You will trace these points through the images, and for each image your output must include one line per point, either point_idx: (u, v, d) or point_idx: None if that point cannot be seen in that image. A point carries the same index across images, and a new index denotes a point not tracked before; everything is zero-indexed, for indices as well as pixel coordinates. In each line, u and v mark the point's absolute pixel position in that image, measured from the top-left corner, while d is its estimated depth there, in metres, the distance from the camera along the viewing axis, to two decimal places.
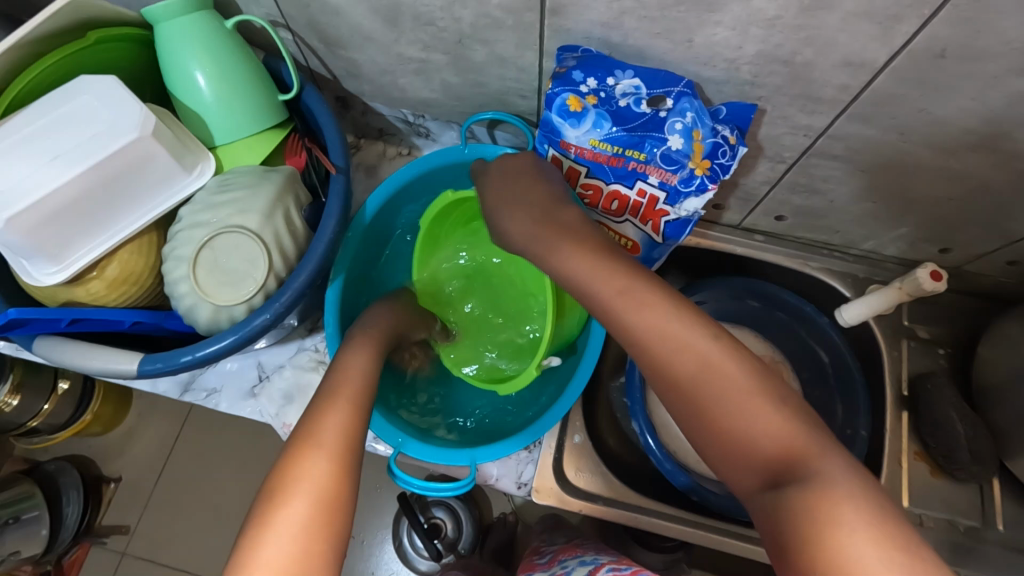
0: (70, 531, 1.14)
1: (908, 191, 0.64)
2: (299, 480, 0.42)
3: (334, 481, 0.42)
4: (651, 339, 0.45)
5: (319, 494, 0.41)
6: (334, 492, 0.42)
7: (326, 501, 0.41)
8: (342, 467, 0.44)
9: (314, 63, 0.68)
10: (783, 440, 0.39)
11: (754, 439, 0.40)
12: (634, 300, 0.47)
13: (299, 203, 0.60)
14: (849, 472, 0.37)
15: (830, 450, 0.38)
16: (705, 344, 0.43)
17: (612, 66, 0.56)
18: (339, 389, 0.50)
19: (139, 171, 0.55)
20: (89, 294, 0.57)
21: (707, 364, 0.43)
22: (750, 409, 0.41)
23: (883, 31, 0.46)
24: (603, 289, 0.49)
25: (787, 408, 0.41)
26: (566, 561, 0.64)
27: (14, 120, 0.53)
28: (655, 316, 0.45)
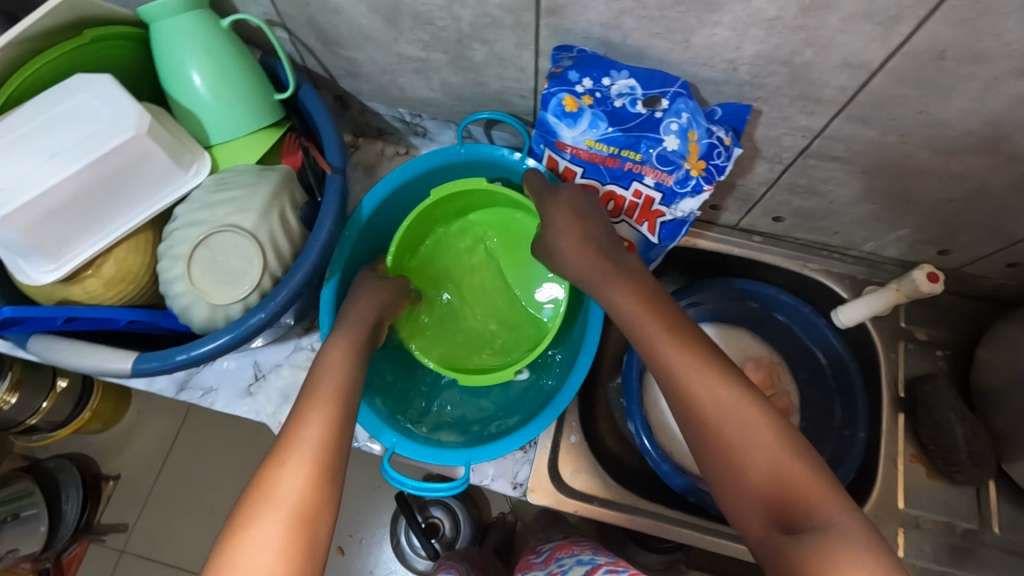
0: (69, 528, 1.14)
1: (908, 193, 0.64)
2: (272, 501, 0.43)
3: (307, 497, 0.44)
4: (678, 376, 0.49)
5: (291, 514, 0.43)
6: (308, 513, 0.43)
7: (300, 523, 0.43)
8: (317, 487, 0.44)
9: (311, 62, 0.68)
10: (799, 487, 0.43)
11: (771, 484, 0.44)
12: (662, 339, 0.51)
13: (294, 202, 0.60)
14: (856, 524, 0.41)
15: (840, 502, 0.42)
16: (728, 392, 0.47)
17: (607, 67, 0.56)
18: (318, 399, 0.50)
19: (136, 170, 0.55)
20: (85, 292, 0.57)
21: (730, 410, 0.46)
22: (769, 457, 0.44)
23: (883, 31, 0.45)
24: (635, 325, 0.53)
25: (795, 448, 0.45)
26: (563, 559, 0.64)
27: (11, 118, 0.52)
28: (686, 359, 0.49)
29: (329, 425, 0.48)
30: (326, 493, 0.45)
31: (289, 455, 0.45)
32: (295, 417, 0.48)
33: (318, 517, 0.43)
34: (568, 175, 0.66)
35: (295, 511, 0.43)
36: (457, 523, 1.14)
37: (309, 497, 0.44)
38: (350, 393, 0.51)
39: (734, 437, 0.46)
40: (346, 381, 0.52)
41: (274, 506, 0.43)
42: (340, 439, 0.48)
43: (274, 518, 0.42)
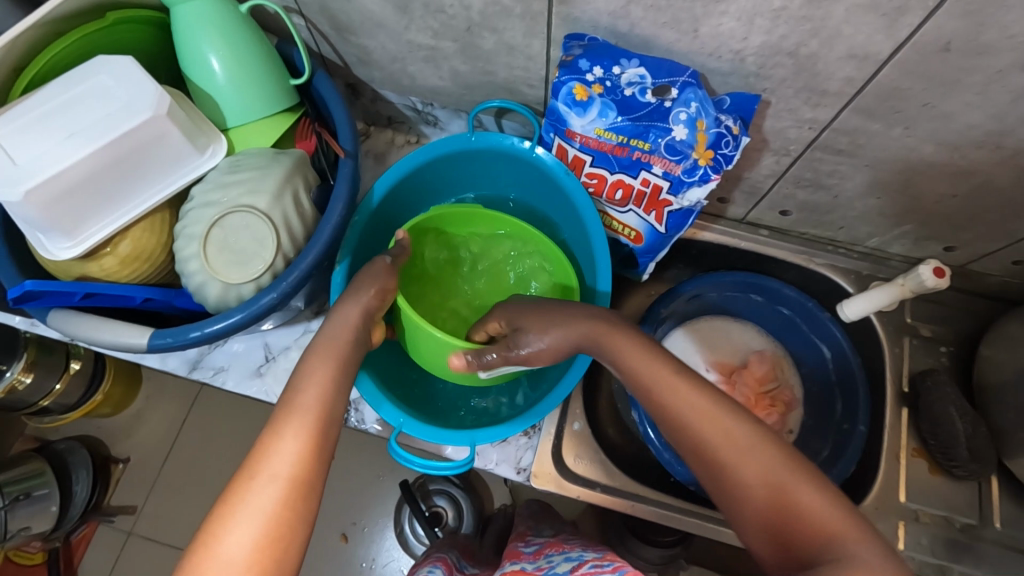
0: (79, 509, 1.16)
1: (914, 188, 0.64)
2: (241, 511, 0.43)
3: (282, 512, 0.43)
4: (688, 421, 0.47)
5: (262, 531, 0.42)
6: (280, 529, 0.43)
7: (272, 538, 0.42)
8: (290, 505, 0.44)
9: (325, 48, 0.69)
10: (818, 520, 0.42)
11: (782, 517, 0.43)
12: (679, 387, 0.49)
13: (308, 185, 0.61)
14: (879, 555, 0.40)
15: (859, 530, 0.42)
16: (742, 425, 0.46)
17: (618, 55, 0.56)
18: (302, 408, 0.48)
19: (153, 150, 0.56)
20: (102, 270, 0.58)
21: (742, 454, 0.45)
22: (781, 494, 0.44)
23: (888, 23, 0.46)
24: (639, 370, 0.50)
25: (821, 492, 0.43)
26: (552, 557, 0.64)
27: (35, 96, 0.54)
28: (686, 396, 0.48)
29: (306, 441, 0.46)
30: (298, 511, 0.44)
31: (261, 469, 0.44)
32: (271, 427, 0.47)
33: (288, 536, 0.43)
34: (576, 163, 0.67)
35: (266, 530, 0.42)
36: (460, 512, 1.15)
37: (281, 514, 0.43)
38: (332, 405, 0.49)
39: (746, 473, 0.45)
40: (328, 396, 0.49)
41: (242, 519, 0.42)
42: (320, 455, 0.46)
43: (242, 534, 0.42)
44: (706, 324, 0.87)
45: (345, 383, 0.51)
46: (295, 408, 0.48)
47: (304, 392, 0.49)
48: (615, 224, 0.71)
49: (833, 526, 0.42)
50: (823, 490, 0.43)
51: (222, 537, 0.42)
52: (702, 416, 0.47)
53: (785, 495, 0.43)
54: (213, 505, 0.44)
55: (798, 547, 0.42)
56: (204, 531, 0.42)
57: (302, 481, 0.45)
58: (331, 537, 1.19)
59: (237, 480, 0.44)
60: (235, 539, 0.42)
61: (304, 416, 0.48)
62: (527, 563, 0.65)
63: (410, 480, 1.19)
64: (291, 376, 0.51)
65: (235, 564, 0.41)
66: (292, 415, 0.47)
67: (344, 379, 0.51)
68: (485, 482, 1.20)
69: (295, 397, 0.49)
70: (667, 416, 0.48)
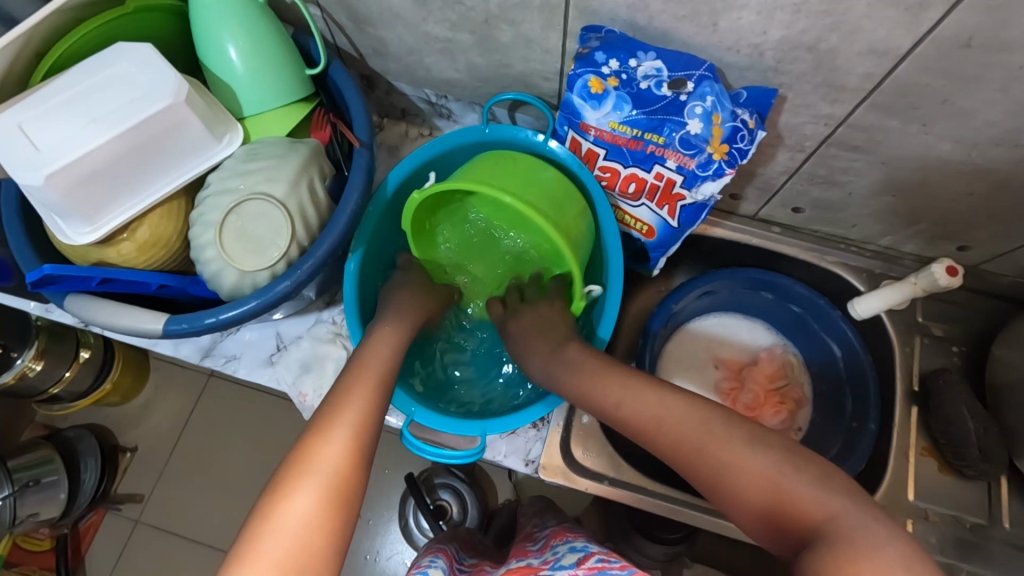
0: (87, 496, 1.17)
1: (929, 186, 0.64)
2: (308, 469, 0.45)
3: (345, 471, 0.45)
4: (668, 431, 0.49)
5: (326, 487, 0.44)
6: (342, 487, 0.45)
7: (335, 494, 0.44)
8: (353, 465, 0.46)
9: (341, 40, 0.69)
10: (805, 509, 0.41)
11: (774, 508, 0.42)
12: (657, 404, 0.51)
13: (323, 175, 0.62)
14: (879, 528, 0.39)
15: (856, 511, 0.40)
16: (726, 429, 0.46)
17: (634, 48, 0.56)
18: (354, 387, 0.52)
19: (172, 137, 0.57)
20: (119, 256, 0.59)
21: (730, 456, 0.45)
22: (773, 485, 0.43)
23: (909, 17, 0.46)
24: (626, 409, 0.52)
25: (809, 478, 0.42)
26: (557, 547, 0.64)
27: (58, 82, 0.55)
28: (663, 407, 0.50)
29: (363, 419, 0.49)
30: (357, 477, 0.46)
31: (324, 437, 0.47)
32: (331, 405, 0.50)
33: (347, 501, 0.44)
34: (589, 157, 0.67)
35: (329, 489, 0.44)
36: (464, 506, 1.15)
37: (342, 477, 0.45)
38: (383, 393, 0.52)
39: (736, 476, 0.44)
40: (387, 371, 0.54)
41: (309, 477, 0.44)
42: (372, 424, 0.49)
43: (308, 491, 0.43)
44: (716, 320, 0.87)
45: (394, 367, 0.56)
46: (355, 387, 0.51)
47: (359, 380, 0.52)
48: (627, 219, 0.71)
49: (829, 506, 0.41)
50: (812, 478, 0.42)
51: (291, 495, 0.43)
52: (696, 430, 0.47)
53: (775, 487, 0.43)
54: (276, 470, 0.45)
55: (798, 536, 0.41)
56: (269, 490, 0.44)
57: (361, 450, 0.47)
58: None
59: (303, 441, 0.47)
60: (302, 492, 0.43)
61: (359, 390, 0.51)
62: (534, 556, 0.65)
63: (414, 473, 1.20)
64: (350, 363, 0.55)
65: (301, 518, 0.42)
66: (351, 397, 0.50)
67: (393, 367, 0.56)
68: (488, 476, 1.21)
69: (357, 369, 0.54)
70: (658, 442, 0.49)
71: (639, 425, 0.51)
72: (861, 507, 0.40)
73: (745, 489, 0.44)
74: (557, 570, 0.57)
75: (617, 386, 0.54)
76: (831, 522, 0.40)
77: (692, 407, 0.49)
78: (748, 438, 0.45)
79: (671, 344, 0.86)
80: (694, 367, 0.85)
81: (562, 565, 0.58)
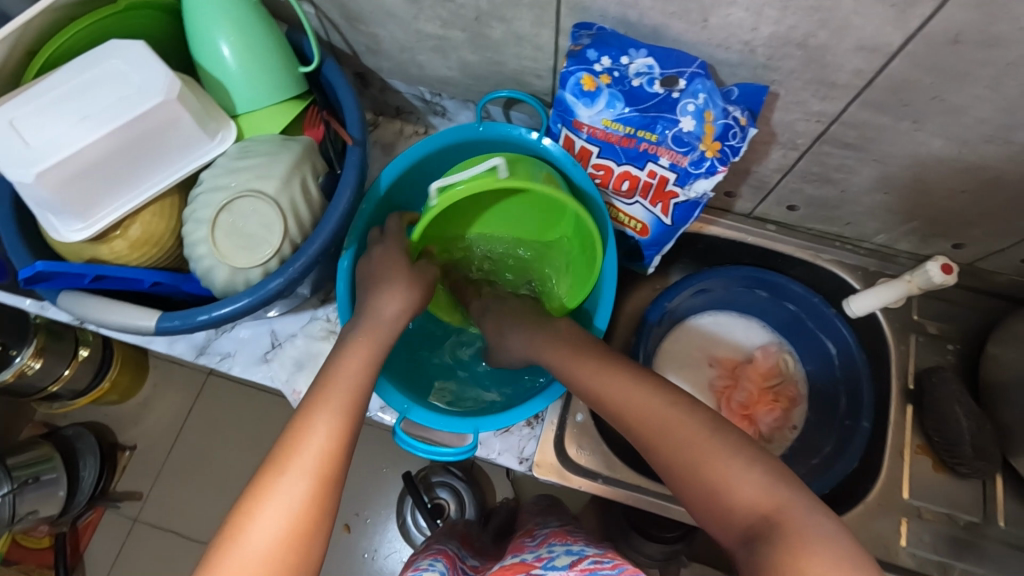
0: (85, 494, 1.17)
1: (922, 183, 0.64)
2: (265, 509, 0.44)
3: (305, 512, 0.45)
4: (639, 417, 0.52)
5: (284, 530, 0.44)
6: (302, 529, 0.44)
7: (295, 536, 0.44)
8: (315, 503, 0.45)
9: (335, 38, 0.70)
10: (755, 499, 0.44)
11: (725, 496, 0.45)
12: (631, 389, 0.53)
13: (316, 172, 0.62)
14: (821, 520, 0.42)
15: (804, 503, 0.43)
16: (692, 421, 0.49)
17: (626, 45, 0.57)
18: (321, 414, 0.50)
19: (164, 134, 0.57)
20: (112, 253, 0.59)
21: (692, 445, 0.48)
22: (728, 474, 0.45)
23: (898, 13, 0.46)
24: (600, 393, 0.55)
25: (763, 471, 0.45)
26: (554, 547, 0.64)
27: (50, 79, 0.55)
28: (638, 395, 0.53)
29: (330, 443, 0.48)
30: (322, 503, 0.46)
31: (288, 464, 0.46)
32: (294, 433, 0.49)
33: (312, 531, 0.45)
34: (582, 155, 0.66)
35: (292, 519, 0.44)
36: (462, 504, 1.16)
37: (306, 508, 0.45)
38: (354, 414, 0.51)
39: (695, 461, 0.47)
40: (356, 394, 0.52)
41: (267, 518, 0.44)
42: (339, 458, 0.48)
43: (264, 534, 0.43)
44: (712, 318, 0.87)
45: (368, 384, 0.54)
46: (321, 405, 0.50)
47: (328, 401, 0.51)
48: (621, 217, 0.71)
49: (777, 498, 0.43)
50: (765, 471, 0.45)
51: (252, 523, 0.44)
52: (665, 418, 0.50)
53: (730, 477, 0.45)
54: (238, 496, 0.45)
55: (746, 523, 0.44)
56: (232, 521, 0.44)
57: (327, 478, 0.47)
58: (334, 527, 1.20)
59: (263, 476, 0.46)
60: (259, 534, 0.43)
61: (327, 417, 0.50)
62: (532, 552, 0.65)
63: (412, 472, 1.20)
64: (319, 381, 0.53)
65: (257, 561, 0.43)
66: (317, 419, 0.49)
67: (367, 379, 0.55)
68: (486, 475, 1.21)
69: (328, 389, 0.52)
70: (629, 425, 0.52)
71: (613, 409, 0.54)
72: (808, 501, 0.43)
73: (702, 477, 0.46)
74: (548, 570, 0.57)
75: (595, 371, 0.57)
76: (775, 510, 0.43)
77: (664, 399, 0.52)
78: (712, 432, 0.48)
79: (666, 342, 0.86)
80: (690, 364, 0.85)
81: (555, 565, 0.58)
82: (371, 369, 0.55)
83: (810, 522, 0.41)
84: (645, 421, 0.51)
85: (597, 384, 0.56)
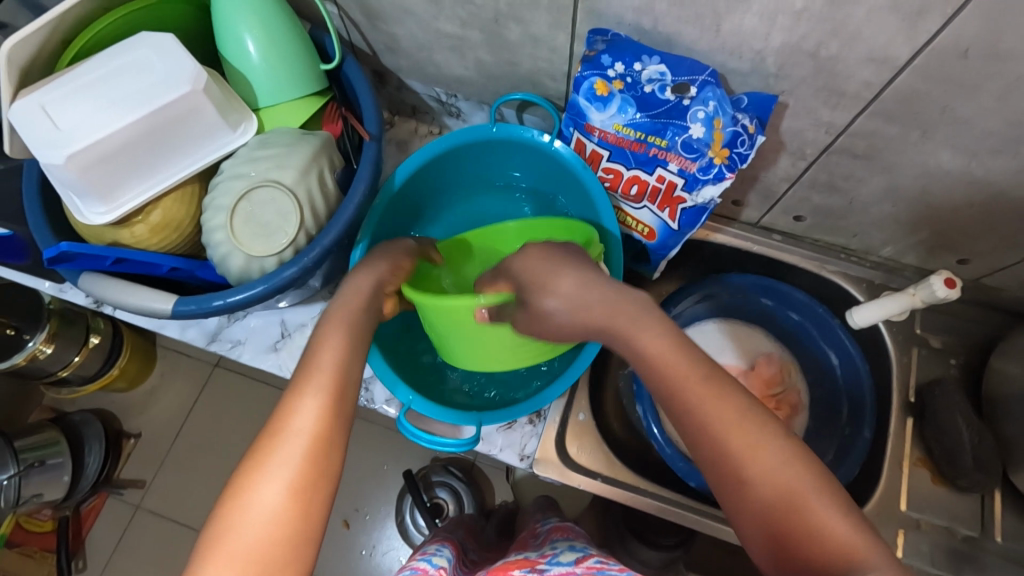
0: (89, 481, 1.19)
1: (928, 195, 0.65)
2: (268, 468, 0.43)
3: (311, 468, 0.44)
4: (691, 401, 0.47)
5: (290, 487, 0.43)
6: (308, 484, 0.43)
7: (300, 493, 0.43)
8: (316, 459, 0.44)
9: (356, 37, 0.71)
10: (801, 506, 0.43)
11: (770, 503, 0.44)
12: (685, 364, 0.48)
13: (333, 166, 0.63)
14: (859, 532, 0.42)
15: (845, 519, 0.42)
16: (744, 414, 0.46)
17: (640, 51, 0.58)
18: (316, 371, 0.48)
19: (188, 123, 0.59)
20: (133, 238, 0.60)
21: (743, 438, 0.45)
22: (780, 479, 0.44)
23: (908, 26, 0.47)
24: (660, 357, 0.48)
25: (808, 476, 0.44)
26: (558, 543, 0.66)
27: (82, 66, 0.57)
28: (695, 373, 0.48)
29: (326, 411, 0.46)
30: (325, 463, 0.45)
31: (288, 424, 0.45)
32: (292, 389, 0.47)
33: (319, 486, 0.44)
34: (593, 159, 0.68)
35: (295, 479, 0.43)
36: (461, 504, 1.17)
37: (309, 465, 0.44)
38: (343, 376, 0.48)
39: (744, 458, 0.45)
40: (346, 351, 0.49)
41: (271, 478, 0.43)
42: (341, 411, 0.47)
43: (271, 493, 0.42)
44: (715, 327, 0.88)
45: (365, 333, 0.52)
46: (314, 364, 0.48)
47: (304, 401, 0.46)
48: (629, 220, 0.72)
49: (820, 507, 0.43)
50: (808, 474, 0.44)
51: (251, 492, 0.42)
52: (720, 405, 0.46)
53: (780, 481, 0.44)
54: (241, 459, 0.44)
55: (784, 529, 0.43)
56: (235, 483, 0.43)
57: (330, 436, 0.45)
58: (333, 522, 1.20)
59: (265, 436, 0.45)
60: (264, 495, 0.42)
61: (322, 376, 0.47)
62: (535, 550, 0.66)
63: (413, 470, 1.21)
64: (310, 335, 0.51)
65: (266, 520, 0.42)
66: (309, 385, 0.47)
67: (360, 331, 0.51)
68: (486, 476, 1.22)
69: (317, 350, 0.49)
70: (677, 404, 0.48)
71: (666, 381, 0.48)
72: (847, 510, 0.43)
73: (748, 475, 0.45)
74: (553, 565, 0.57)
75: (662, 335, 0.49)
76: (816, 520, 0.42)
77: (717, 379, 0.47)
78: (758, 428, 0.46)
79: None
80: None
81: (561, 561, 0.58)
82: (358, 335, 0.51)
83: (852, 536, 0.42)
84: (699, 406, 0.46)
85: (655, 359, 0.49)
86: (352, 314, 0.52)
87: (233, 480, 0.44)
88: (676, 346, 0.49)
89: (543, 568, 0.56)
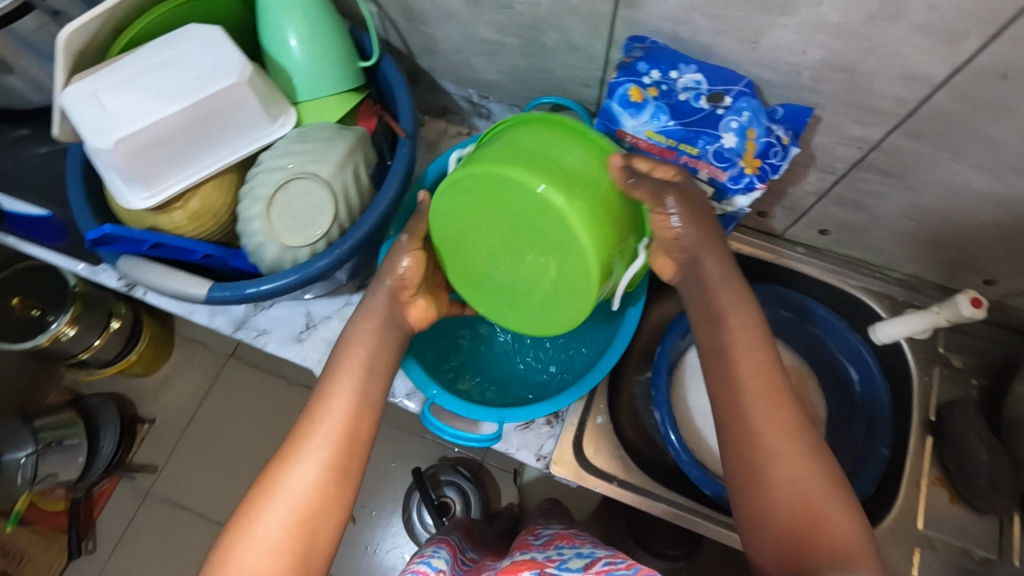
0: (104, 463, 1.20)
1: (956, 216, 0.65)
2: (277, 493, 0.48)
3: (316, 496, 0.49)
4: (739, 377, 0.52)
5: (293, 515, 0.47)
6: (310, 513, 0.48)
7: (303, 520, 0.48)
8: (323, 488, 0.49)
9: (394, 37, 0.73)
10: (811, 502, 0.47)
11: (787, 488, 0.48)
12: (741, 347, 0.53)
13: (367, 161, 0.64)
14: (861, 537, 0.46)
15: (852, 524, 0.46)
16: (779, 410, 0.50)
17: (676, 60, 0.59)
18: (331, 403, 0.53)
19: (230, 113, 0.60)
20: (172, 223, 0.62)
21: (769, 430, 0.49)
22: (796, 473, 0.48)
23: (946, 45, 0.47)
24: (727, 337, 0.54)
25: (823, 479, 0.48)
26: (563, 548, 0.65)
27: (132, 55, 0.58)
28: (751, 360, 0.52)
29: (335, 443, 0.51)
30: (331, 492, 0.49)
31: (301, 452, 0.50)
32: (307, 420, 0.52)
33: (322, 516, 0.49)
34: None
35: (301, 506, 0.48)
36: (468, 504, 1.17)
37: (315, 492, 0.49)
38: (355, 413, 0.53)
39: (767, 447, 0.49)
40: (363, 387, 0.54)
41: (278, 504, 0.48)
42: (349, 444, 0.51)
43: (276, 520, 0.47)
44: None
45: (380, 366, 0.56)
46: (329, 396, 0.53)
47: (316, 432, 0.51)
48: None
49: (829, 507, 0.46)
50: (825, 479, 0.48)
51: (260, 516, 0.47)
52: (764, 396, 0.51)
53: (794, 476, 0.48)
54: (254, 483, 0.50)
55: (790, 517, 0.47)
56: (246, 507, 0.48)
57: (337, 467, 0.50)
58: None
59: (278, 462, 0.50)
60: (269, 520, 0.47)
61: (336, 410, 0.52)
62: (539, 553, 0.66)
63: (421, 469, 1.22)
64: (329, 363, 0.56)
65: (269, 542, 0.46)
66: (323, 416, 0.52)
67: (378, 360, 0.56)
68: (493, 478, 1.22)
69: (335, 381, 0.54)
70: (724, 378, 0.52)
71: (720, 362, 0.53)
72: (855, 520, 0.46)
73: (767, 465, 0.49)
74: (562, 569, 0.57)
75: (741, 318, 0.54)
76: (824, 518, 0.46)
77: (769, 372, 0.51)
78: (794, 427, 0.50)
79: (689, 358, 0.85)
80: None
81: (569, 565, 0.58)
82: (370, 370, 0.55)
83: (856, 539, 0.45)
84: (740, 391, 0.51)
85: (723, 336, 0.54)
86: (371, 346, 0.56)
87: (240, 511, 0.48)
88: (746, 332, 0.53)
89: (552, 572, 0.56)
